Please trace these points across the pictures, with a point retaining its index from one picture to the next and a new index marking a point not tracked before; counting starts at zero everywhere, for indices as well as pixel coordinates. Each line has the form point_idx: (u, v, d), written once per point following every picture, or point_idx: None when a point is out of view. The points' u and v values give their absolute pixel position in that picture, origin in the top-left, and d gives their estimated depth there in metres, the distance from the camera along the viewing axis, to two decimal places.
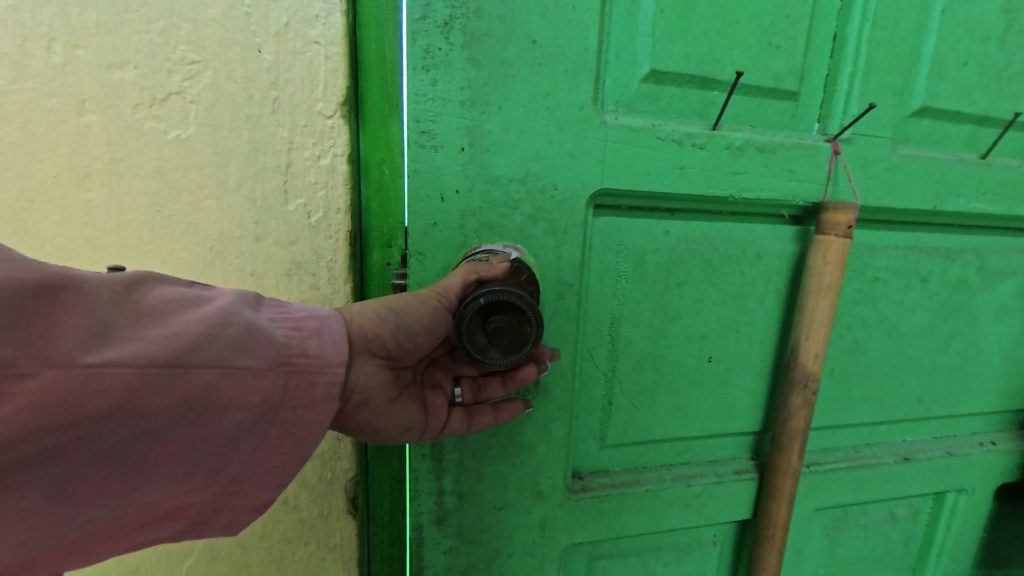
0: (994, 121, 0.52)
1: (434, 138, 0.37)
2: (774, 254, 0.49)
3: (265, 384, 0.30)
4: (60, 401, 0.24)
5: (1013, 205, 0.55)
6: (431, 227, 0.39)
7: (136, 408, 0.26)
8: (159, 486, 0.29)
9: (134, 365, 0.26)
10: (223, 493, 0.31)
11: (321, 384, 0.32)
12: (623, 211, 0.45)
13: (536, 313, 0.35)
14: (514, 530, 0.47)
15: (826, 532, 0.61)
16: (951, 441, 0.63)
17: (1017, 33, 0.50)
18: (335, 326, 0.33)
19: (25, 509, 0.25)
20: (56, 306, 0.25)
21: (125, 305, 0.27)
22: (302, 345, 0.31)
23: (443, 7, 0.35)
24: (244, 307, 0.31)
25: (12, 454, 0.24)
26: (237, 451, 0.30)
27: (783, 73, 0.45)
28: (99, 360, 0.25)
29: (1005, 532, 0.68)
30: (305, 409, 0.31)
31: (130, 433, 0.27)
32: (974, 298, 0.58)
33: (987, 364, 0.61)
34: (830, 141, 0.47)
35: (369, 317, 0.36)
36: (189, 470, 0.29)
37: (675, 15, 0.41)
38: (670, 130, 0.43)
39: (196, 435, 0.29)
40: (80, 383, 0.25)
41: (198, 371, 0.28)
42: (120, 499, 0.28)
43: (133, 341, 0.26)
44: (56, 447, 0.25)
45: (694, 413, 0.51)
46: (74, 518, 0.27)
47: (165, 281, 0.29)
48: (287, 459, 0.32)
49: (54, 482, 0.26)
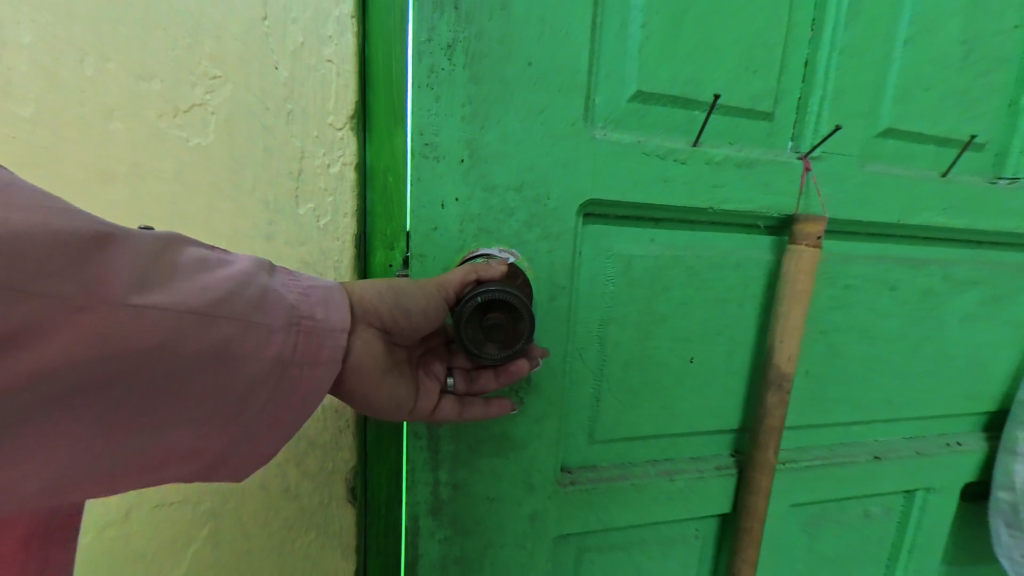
0: (953, 142, 0.57)
1: (436, 149, 0.40)
2: (752, 261, 0.53)
3: (281, 341, 0.32)
4: (106, 337, 0.27)
5: (973, 220, 0.59)
6: (431, 231, 0.42)
7: (168, 351, 0.29)
8: (179, 433, 0.31)
9: (171, 310, 0.28)
10: (236, 444, 0.34)
11: (327, 347, 0.34)
12: (611, 219, 0.48)
13: (531, 313, 0.38)
14: (505, 521, 0.49)
15: (804, 529, 0.64)
16: (920, 441, 0.67)
17: (973, 62, 0.55)
18: (340, 296, 0.36)
19: (67, 435, 0.28)
20: (105, 249, 0.27)
21: (162, 257, 0.29)
22: (311, 310, 0.34)
23: (447, 31, 0.38)
24: (265, 270, 0.33)
25: (63, 380, 0.26)
26: (251, 403, 0.33)
27: (759, 95, 0.49)
28: (143, 303, 0.28)
29: (974, 530, 0.71)
30: (313, 368, 0.34)
31: (160, 374, 0.29)
32: (940, 306, 0.62)
33: (953, 369, 0.65)
34: (803, 158, 0.51)
35: (371, 295, 0.38)
36: (207, 418, 0.32)
37: (660, 41, 0.44)
38: (655, 145, 0.46)
39: (216, 384, 0.31)
40: (125, 321, 0.27)
41: (222, 324, 0.30)
42: (144, 441, 0.30)
43: (168, 290, 0.29)
44: (97, 379, 0.27)
45: (678, 411, 0.54)
46: (104, 452, 0.29)
47: (193, 241, 0.32)
48: (295, 414, 0.34)
49: (93, 412, 0.28)
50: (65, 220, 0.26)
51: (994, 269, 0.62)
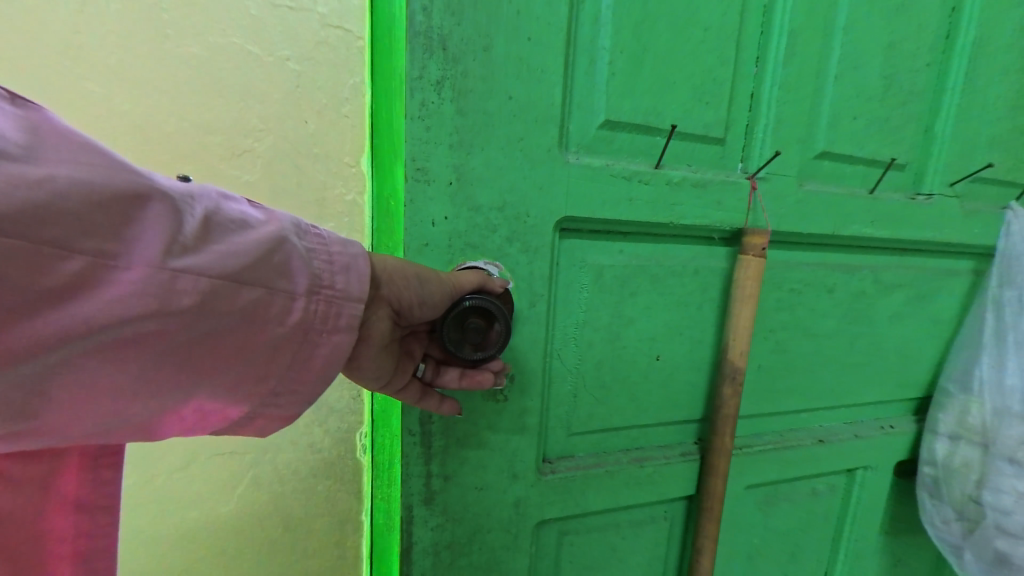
0: (879, 163, 0.65)
1: (427, 174, 0.45)
2: (709, 268, 0.59)
3: (302, 306, 0.37)
4: (150, 294, 0.30)
5: (897, 231, 0.68)
6: (423, 247, 0.46)
7: (205, 310, 0.33)
8: (214, 387, 0.36)
9: (206, 272, 0.32)
10: (263, 402, 0.38)
11: (344, 314, 0.38)
12: (584, 233, 0.54)
13: (508, 324, 0.43)
14: (492, 508, 0.54)
15: (760, 506, 0.71)
16: (859, 425, 0.76)
17: (893, 94, 0.63)
18: (360, 265, 0.39)
19: (115, 384, 0.32)
20: (148, 212, 0.31)
21: (197, 221, 0.33)
22: (331, 278, 0.38)
23: (436, 69, 0.43)
24: (290, 235, 0.37)
25: (111, 334, 0.30)
26: (277, 362, 0.37)
27: (712, 123, 0.55)
28: (182, 266, 0.31)
29: (906, 503, 0.81)
30: (331, 335, 0.38)
31: (197, 332, 0.33)
32: (872, 305, 0.70)
33: (885, 360, 0.74)
34: (750, 179, 0.58)
35: (400, 276, 0.42)
36: (239, 375, 0.36)
37: (624, 77, 0.50)
38: (621, 168, 0.52)
39: (246, 343, 0.35)
40: (167, 280, 0.31)
41: (250, 287, 0.34)
42: (183, 393, 0.35)
43: (204, 254, 0.32)
44: (142, 334, 0.31)
45: (646, 403, 0.60)
46: (148, 402, 0.34)
47: (225, 205, 0.35)
48: (314, 375, 0.39)
49: (136, 365, 0.32)
50: (113, 183, 0.29)
51: (916, 273, 0.72)
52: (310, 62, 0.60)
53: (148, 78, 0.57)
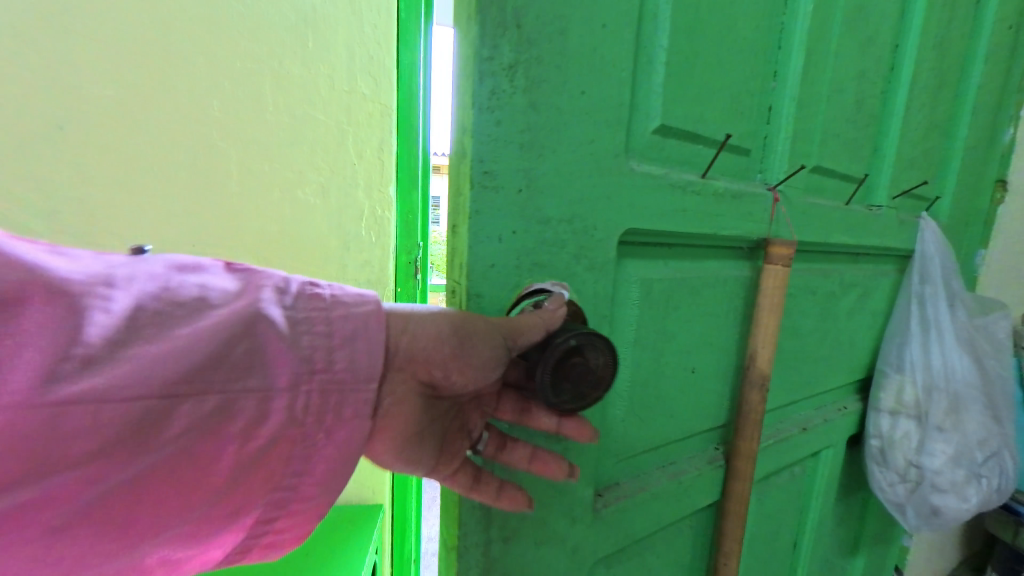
0: (849, 178, 0.73)
1: (495, 179, 0.36)
2: (735, 278, 0.60)
3: (284, 403, 0.33)
4: (98, 418, 0.28)
5: (860, 237, 0.77)
6: (488, 267, 0.38)
7: (167, 423, 0.30)
8: (210, 500, 0.33)
9: (155, 380, 0.29)
10: (273, 502, 0.35)
11: (348, 402, 0.34)
12: (637, 245, 0.50)
13: (614, 349, 0.38)
14: (551, 563, 0.48)
15: (758, 497, 0.76)
16: (825, 409, 0.85)
17: (861, 117, 0.71)
18: (366, 334, 0.35)
19: (97, 517, 0.30)
20: (85, 323, 0.28)
21: (148, 321, 0.30)
22: (326, 358, 0.34)
23: (509, 51, 0.35)
24: (266, 311, 0.33)
25: (69, 473, 0.28)
26: (273, 460, 0.34)
27: (743, 134, 0.55)
28: (122, 382, 0.28)
29: (852, 469, 0.94)
30: (334, 425, 0.34)
31: (167, 449, 0.30)
32: (838, 303, 0.79)
33: (844, 349, 0.84)
34: (771, 190, 0.60)
35: (427, 336, 0.36)
36: (235, 483, 0.33)
37: (679, 80, 0.47)
38: (676, 177, 0.49)
39: (231, 448, 0.32)
40: (113, 397, 0.28)
41: (220, 387, 0.31)
42: (178, 510, 0.32)
43: (160, 356, 0.29)
44: (103, 460, 0.28)
45: (681, 418, 0.59)
46: (138, 530, 0.32)
47: (181, 293, 0.32)
48: (323, 467, 0.35)
49: (104, 497, 0.29)
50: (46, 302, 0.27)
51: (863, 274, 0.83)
52: (357, 124, 0.97)
53: (245, 135, 0.90)
